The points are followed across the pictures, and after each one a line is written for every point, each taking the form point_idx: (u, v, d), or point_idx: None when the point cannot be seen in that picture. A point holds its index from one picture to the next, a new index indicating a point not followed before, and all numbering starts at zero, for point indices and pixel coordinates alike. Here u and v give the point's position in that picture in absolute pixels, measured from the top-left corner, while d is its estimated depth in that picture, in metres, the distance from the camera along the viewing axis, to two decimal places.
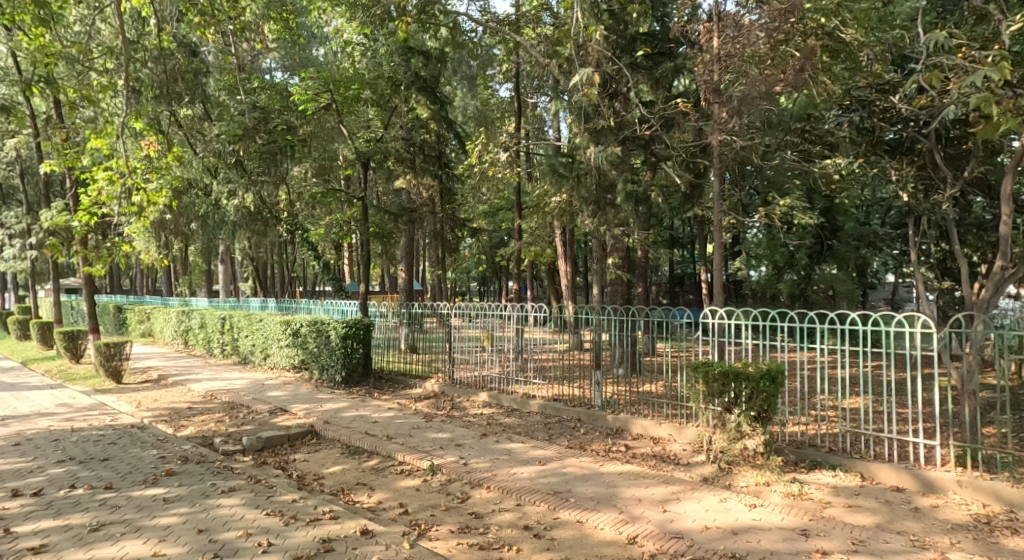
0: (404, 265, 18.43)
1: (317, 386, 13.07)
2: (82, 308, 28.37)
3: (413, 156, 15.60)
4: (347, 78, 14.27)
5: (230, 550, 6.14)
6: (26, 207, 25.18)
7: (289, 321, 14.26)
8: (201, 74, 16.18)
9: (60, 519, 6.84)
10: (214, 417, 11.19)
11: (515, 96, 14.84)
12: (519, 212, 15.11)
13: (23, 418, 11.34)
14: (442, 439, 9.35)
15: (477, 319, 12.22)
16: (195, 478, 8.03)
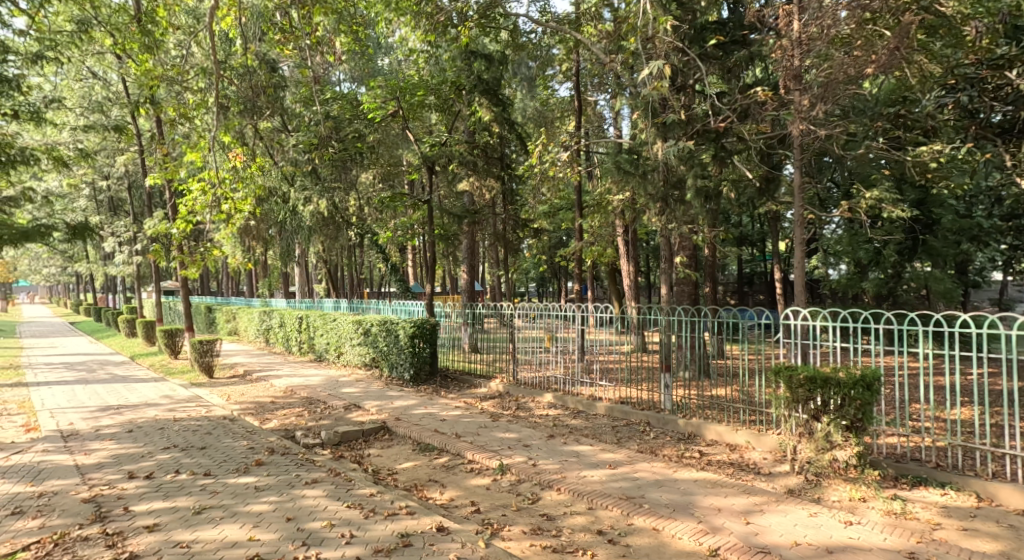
0: (468, 267, 18.28)
1: (388, 383, 13.09)
2: (178, 308, 29.64)
3: (478, 158, 15.51)
4: (413, 84, 13.65)
5: (316, 539, 6.07)
6: (130, 217, 26.53)
7: (360, 320, 14.33)
8: (280, 88, 16.68)
9: (169, 500, 6.96)
10: (295, 411, 11.30)
11: (576, 95, 14.49)
12: (581, 211, 14.72)
13: (133, 407, 11.76)
14: (510, 440, 9.11)
15: (537, 320, 11.87)
16: (281, 468, 8.03)
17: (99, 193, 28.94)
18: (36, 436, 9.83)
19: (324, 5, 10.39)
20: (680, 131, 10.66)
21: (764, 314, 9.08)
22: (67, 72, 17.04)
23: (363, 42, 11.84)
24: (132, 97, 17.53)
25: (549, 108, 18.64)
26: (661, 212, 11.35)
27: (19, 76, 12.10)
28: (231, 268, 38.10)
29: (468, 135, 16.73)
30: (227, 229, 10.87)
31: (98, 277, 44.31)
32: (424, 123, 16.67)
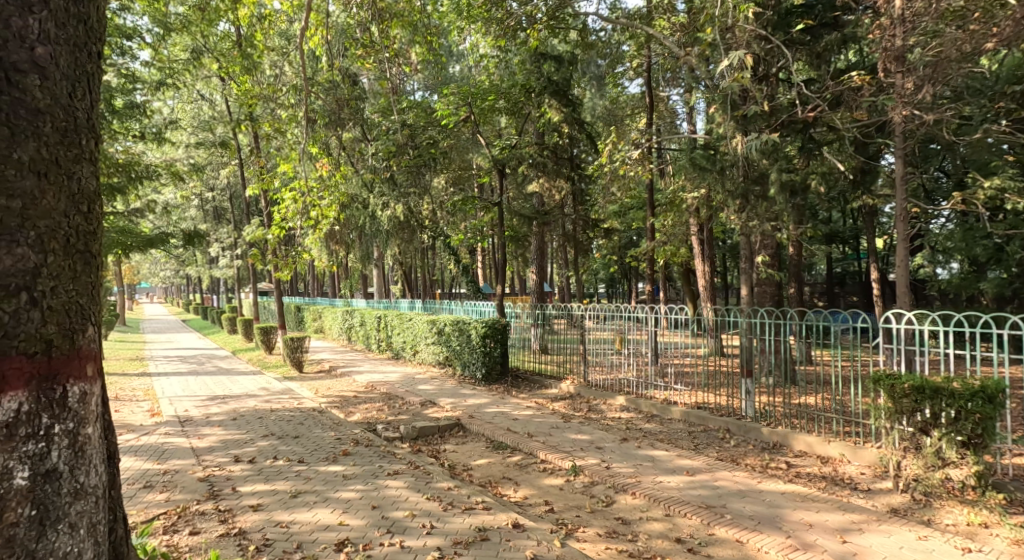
0: (537, 266, 17.90)
1: (460, 382, 12.92)
2: (271, 308, 30.83)
3: (547, 159, 15.36)
4: (483, 89, 13.43)
5: (399, 527, 5.76)
6: (232, 225, 28.00)
7: (434, 320, 14.25)
8: (359, 99, 16.85)
9: (270, 483, 6.92)
10: (376, 405, 11.27)
11: (648, 92, 13.84)
12: (653, 210, 14.09)
13: (236, 397, 12.04)
14: (583, 441, 8.72)
15: (606, 322, 11.43)
16: (365, 459, 7.84)
17: (205, 206, 30.39)
18: (160, 419, 10.23)
19: (402, 18, 9.77)
20: (762, 123, 9.98)
21: (856, 316, 8.22)
22: (181, 97, 17.83)
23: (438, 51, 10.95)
24: (237, 115, 18.13)
25: (619, 106, 17.99)
26: (741, 209, 10.70)
27: (144, 102, 12.71)
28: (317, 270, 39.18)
29: (537, 136, 16.46)
30: (315, 234, 10.44)
31: (204, 278, 46.72)
32: (494, 126, 16.39)
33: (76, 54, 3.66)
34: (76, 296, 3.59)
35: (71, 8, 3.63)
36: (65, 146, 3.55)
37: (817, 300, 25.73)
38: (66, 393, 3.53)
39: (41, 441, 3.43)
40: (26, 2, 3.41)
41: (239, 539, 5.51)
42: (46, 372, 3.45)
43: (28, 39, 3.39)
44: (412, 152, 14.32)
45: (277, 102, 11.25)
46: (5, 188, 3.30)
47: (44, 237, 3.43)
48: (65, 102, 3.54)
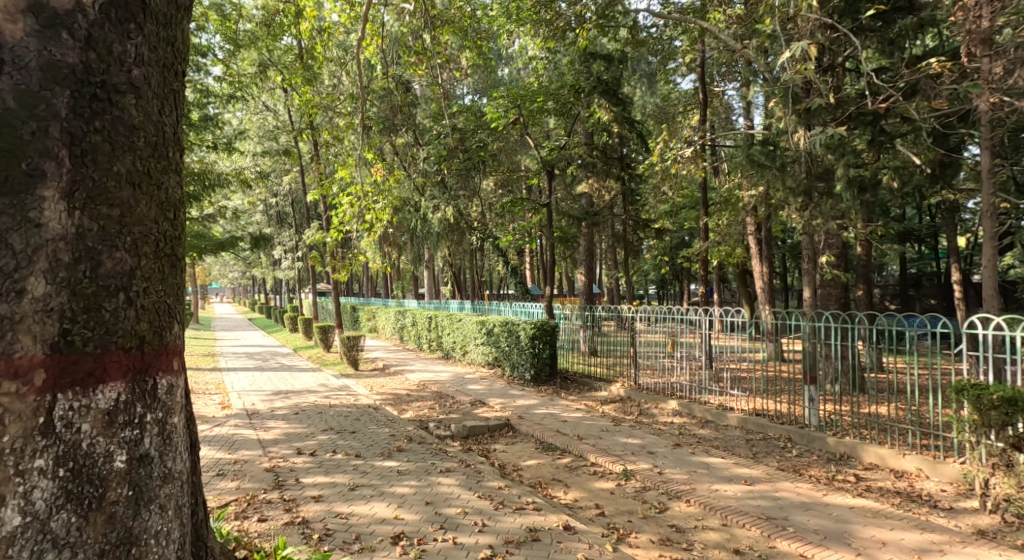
0: (586, 268, 17.46)
1: (509, 383, 12.61)
2: (327, 309, 31.23)
3: (597, 160, 14.93)
4: (533, 91, 13.20)
5: (451, 524, 5.40)
6: (293, 229, 28.55)
7: (483, 320, 13.99)
8: (415, 106, 16.74)
9: (330, 476, 6.73)
10: (426, 404, 11.08)
11: (702, 88, 13.26)
12: (707, 209, 13.51)
13: (297, 392, 12.04)
14: (634, 445, 8.30)
15: (657, 324, 10.96)
16: (419, 455, 7.58)
17: (268, 210, 31.05)
18: (229, 412, 10.29)
19: (454, 25, 9.22)
20: (829, 117, 9.13)
21: (935, 322, 7.47)
22: (247, 108, 18.13)
23: (487, 57, 10.56)
24: (299, 125, 18.25)
25: (671, 103, 17.39)
26: (803, 206, 10.13)
27: (216, 114, 12.87)
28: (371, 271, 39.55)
29: (586, 138, 16.10)
30: (370, 239, 9.92)
31: (266, 279, 47.90)
32: (542, 126, 16.09)
33: (165, 73, 3.08)
34: (167, 294, 3.01)
35: (162, 29, 3.02)
36: (156, 158, 2.99)
37: (887, 303, 24.43)
38: (156, 386, 2.96)
39: (139, 422, 2.88)
40: (122, 24, 2.83)
41: (302, 528, 5.28)
42: (139, 367, 2.87)
43: (126, 59, 2.84)
44: (462, 155, 13.73)
45: (334, 111, 10.86)
46: (103, 195, 2.76)
47: (139, 241, 2.88)
48: (156, 118, 2.98)
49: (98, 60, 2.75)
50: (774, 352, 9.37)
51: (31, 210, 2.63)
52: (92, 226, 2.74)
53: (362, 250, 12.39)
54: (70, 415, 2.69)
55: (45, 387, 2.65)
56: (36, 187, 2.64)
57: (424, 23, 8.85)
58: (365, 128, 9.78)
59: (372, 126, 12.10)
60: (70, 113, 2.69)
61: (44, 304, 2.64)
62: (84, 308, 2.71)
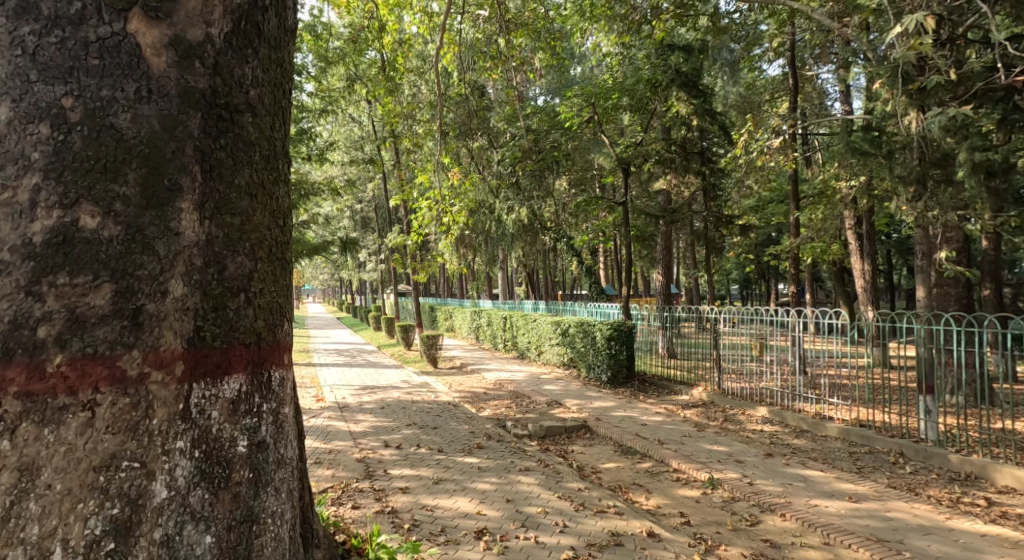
0: (663, 267, 17.20)
1: (585, 384, 12.60)
2: (409, 308, 32.09)
3: (676, 155, 14.69)
4: (607, 88, 12.99)
5: (533, 522, 5.48)
6: (377, 233, 29.51)
7: (558, 321, 14.02)
8: (490, 109, 16.94)
9: (414, 469, 6.95)
10: (504, 403, 11.21)
11: (790, 73, 12.69)
12: (797, 204, 12.94)
13: (381, 388, 12.43)
14: (720, 453, 7.98)
15: (742, 326, 10.57)
16: (498, 454, 7.68)
17: (353, 216, 32.05)
18: (322, 404, 10.78)
19: (528, 27, 9.31)
20: (946, 95, 7.97)
21: None
22: (335, 121, 18.93)
23: (561, 56, 10.47)
24: (382, 134, 18.74)
25: (756, 92, 16.76)
26: (916, 196, 8.93)
27: (311, 129, 13.50)
28: (449, 272, 40.19)
29: (664, 132, 15.75)
30: (448, 241, 10.11)
31: (353, 281, 49.78)
32: (618, 125, 15.97)
33: (277, 94, 2.85)
34: (278, 294, 2.80)
35: (273, 49, 2.79)
36: (269, 171, 2.78)
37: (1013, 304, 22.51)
38: (272, 377, 2.75)
39: (260, 408, 2.68)
40: (239, 45, 2.61)
41: (392, 517, 5.48)
42: (256, 358, 2.67)
43: (245, 81, 2.64)
44: (536, 156, 13.71)
45: (414, 118, 11.03)
46: (227, 204, 2.58)
47: (257, 247, 2.68)
48: (269, 133, 2.77)
49: (223, 83, 2.57)
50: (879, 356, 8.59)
51: (170, 220, 2.44)
52: (218, 233, 2.56)
53: (441, 252, 12.63)
54: (198, 398, 2.49)
55: (178, 373, 2.44)
56: (177, 204, 2.46)
57: (499, 27, 8.95)
58: (443, 133, 9.96)
59: (451, 130, 12.29)
60: (200, 133, 2.51)
61: (180, 304, 2.45)
62: (212, 306, 2.52)
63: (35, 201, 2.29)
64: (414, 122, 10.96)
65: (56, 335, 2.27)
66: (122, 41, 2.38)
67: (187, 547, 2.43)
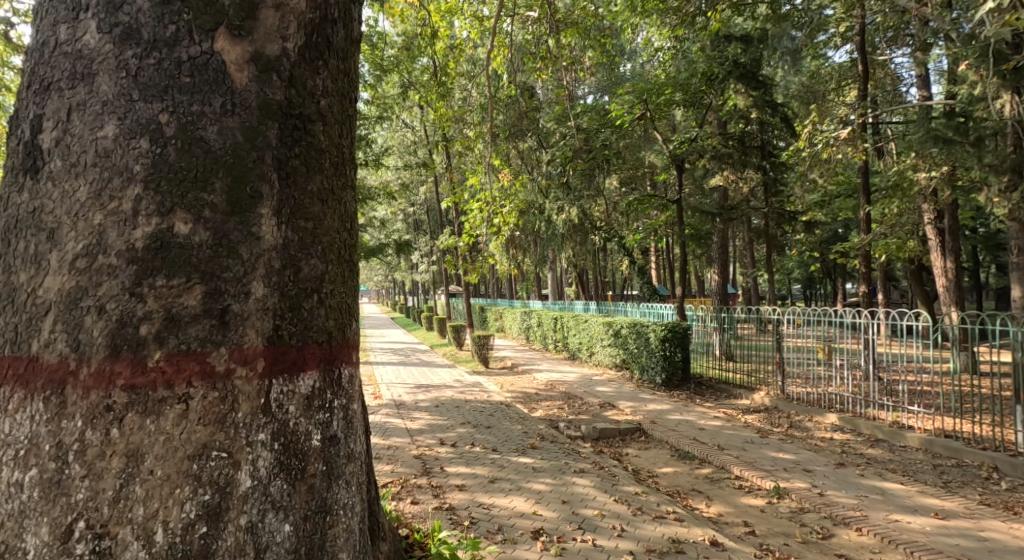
0: (719, 266, 16.93)
1: (639, 386, 12.49)
2: (461, 308, 32.42)
3: (734, 150, 14.15)
4: (659, 83, 12.73)
5: (590, 525, 5.48)
6: (429, 234, 29.86)
7: (610, 322, 13.97)
8: (539, 110, 16.93)
9: (469, 467, 7.04)
10: (557, 403, 11.23)
11: (860, 59, 11.84)
12: (868, 198, 12.12)
13: (435, 387, 12.60)
14: (785, 461, 7.70)
15: (807, 327, 10.20)
16: (552, 454, 7.71)
17: (407, 219, 32.43)
18: (379, 402, 11.00)
19: (578, 26, 9.27)
20: None
21: None
22: (389, 126, 19.25)
23: (611, 53, 10.36)
24: (435, 138, 18.96)
25: (821, 80, 15.78)
26: (1009, 186, 9.15)
27: (367, 135, 13.78)
28: (501, 272, 40.32)
29: (720, 127, 15.42)
30: (500, 242, 10.10)
31: (405, 282, 50.55)
32: (671, 121, 15.74)
33: (345, 103, 2.94)
34: (346, 295, 2.88)
35: (341, 60, 2.89)
36: (337, 176, 2.87)
37: None
38: (341, 374, 2.81)
39: (332, 403, 2.74)
40: (310, 57, 2.71)
41: (450, 514, 5.56)
42: (327, 357, 2.73)
43: (317, 92, 2.74)
44: (586, 155, 13.63)
45: (465, 122, 11.12)
46: (301, 209, 2.66)
47: (327, 250, 2.77)
48: (337, 141, 2.86)
49: (297, 94, 2.66)
50: (968, 361, 8.11)
51: (252, 225, 2.52)
52: (294, 237, 2.63)
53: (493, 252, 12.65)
54: (277, 393, 2.55)
55: (260, 369, 2.51)
56: (258, 210, 2.54)
57: (549, 28, 8.92)
58: (494, 135, 9.96)
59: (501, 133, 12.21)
60: (278, 143, 2.60)
61: (261, 305, 2.52)
62: (289, 306, 2.59)
63: (136, 210, 2.38)
64: (465, 121, 10.97)
65: (155, 333, 2.35)
66: (209, 59, 2.47)
67: (268, 535, 2.48)
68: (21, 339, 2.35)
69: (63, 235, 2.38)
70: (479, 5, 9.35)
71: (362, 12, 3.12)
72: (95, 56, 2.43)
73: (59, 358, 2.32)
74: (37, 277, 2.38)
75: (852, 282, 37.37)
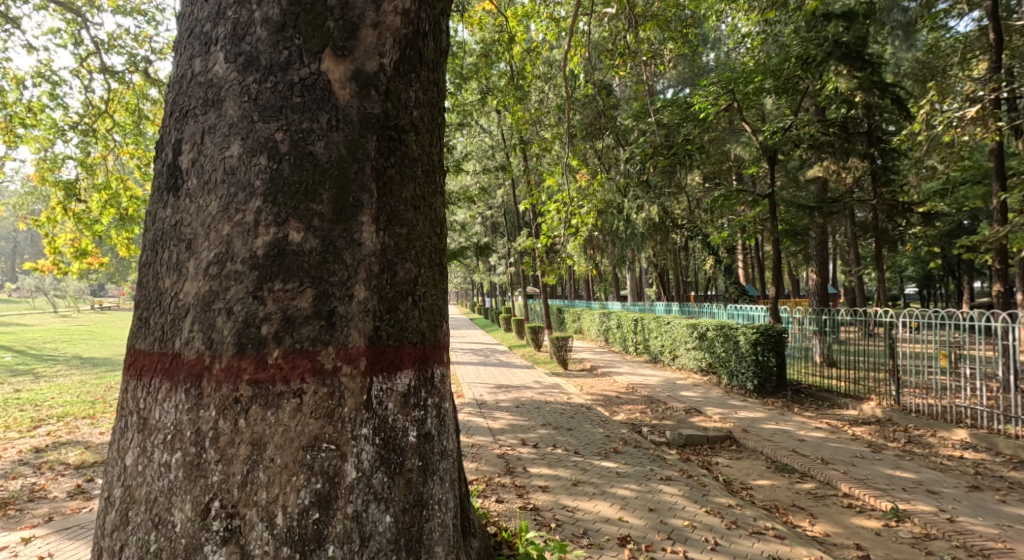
0: (818, 265, 16.26)
1: (727, 392, 12.16)
2: (539, 309, 32.47)
3: (834, 138, 12.50)
4: (747, 71, 12.13)
5: (680, 536, 5.38)
6: (506, 235, 30.04)
7: (695, 324, 13.72)
8: (617, 107, 16.69)
9: (551, 468, 7.08)
10: (639, 407, 11.10)
11: (992, 26, 10.51)
12: (1004, 182, 10.90)
13: (516, 387, 12.70)
14: (905, 480, 7.19)
15: (927, 331, 9.34)
16: (636, 459, 7.65)
17: (485, 222, 32.69)
18: (460, 401, 11.20)
19: (658, 19, 9.04)
20: None
21: None
22: (468, 130, 19.49)
23: (694, 43, 10.03)
24: (512, 140, 18.93)
25: (940, 53, 13.51)
26: None
27: (448, 139, 13.98)
28: (580, 272, 40.01)
29: (818, 113, 14.61)
30: (578, 243, 9.97)
31: (485, 283, 51.04)
32: (760, 109, 15.11)
33: (436, 112, 3.02)
34: (437, 296, 2.95)
35: (431, 70, 2.97)
36: (429, 184, 2.95)
37: None
38: (433, 374, 2.88)
39: (426, 402, 2.82)
40: (403, 71, 2.82)
41: (535, 515, 5.62)
42: (421, 357, 2.81)
43: (410, 104, 2.84)
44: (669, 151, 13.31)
45: (542, 123, 11.13)
46: (396, 216, 2.77)
47: (421, 253, 2.86)
48: (427, 147, 2.94)
49: (393, 107, 2.78)
50: None
51: (354, 232, 2.66)
52: (391, 242, 2.75)
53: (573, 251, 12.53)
54: (377, 390, 2.66)
55: (362, 367, 2.63)
56: (360, 218, 2.67)
57: (628, 23, 8.67)
58: (572, 134, 9.83)
59: (577, 133, 11.98)
60: (376, 154, 2.72)
61: (363, 307, 2.65)
62: (387, 308, 2.70)
63: (257, 221, 2.56)
64: (543, 118, 10.82)
65: (274, 333, 2.53)
66: (317, 79, 2.63)
67: (371, 524, 2.59)
68: (166, 337, 2.58)
69: (198, 244, 2.58)
70: (555, 7, 9.33)
71: (450, 23, 3.19)
72: (223, 84, 2.63)
73: (197, 354, 2.53)
74: (178, 283, 2.59)
75: (978, 280, 34.39)
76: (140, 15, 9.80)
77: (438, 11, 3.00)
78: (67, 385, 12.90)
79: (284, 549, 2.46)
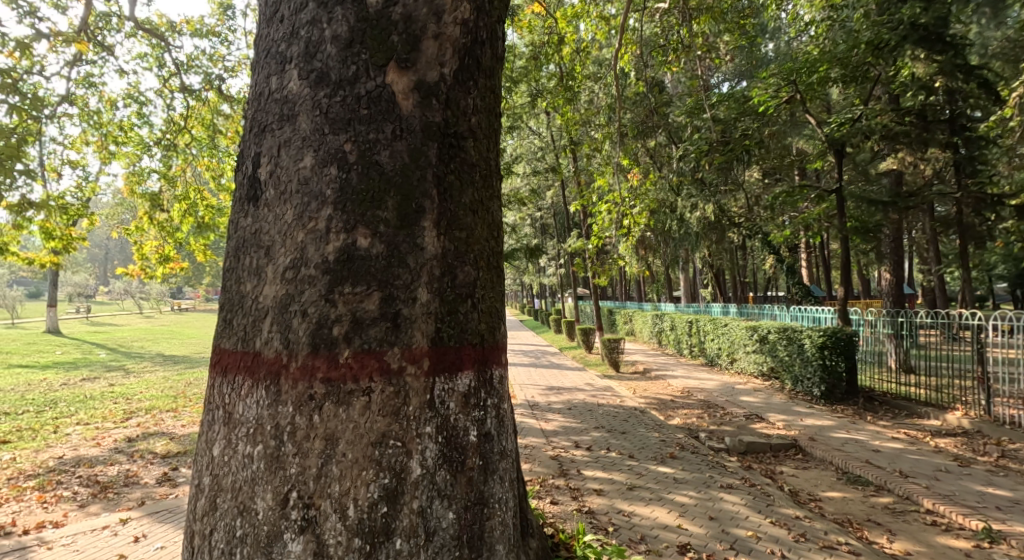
0: (892, 263, 15.64)
1: (792, 397, 11.86)
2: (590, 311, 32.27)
3: (911, 127, 11.92)
4: (810, 61, 11.73)
5: (744, 547, 5.28)
6: (557, 236, 29.95)
7: (755, 327, 13.45)
8: (669, 104, 16.45)
9: (605, 472, 7.05)
10: (695, 412, 10.94)
11: None
12: None
13: (569, 390, 12.66)
14: (998, 498, 6.87)
15: (1021, 335, 8.82)
16: (693, 465, 7.54)
17: (535, 223, 32.64)
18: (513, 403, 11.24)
19: (713, 12, 8.80)
20: None
21: None
22: (518, 131, 19.50)
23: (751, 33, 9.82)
24: (562, 141, 18.85)
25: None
26: None
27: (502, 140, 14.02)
28: (632, 273, 39.60)
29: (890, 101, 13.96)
30: (630, 243, 9.83)
31: (537, 284, 50.99)
32: (823, 100, 14.58)
33: (493, 118, 3.06)
34: (496, 299, 2.98)
35: (488, 76, 3.01)
36: (487, 189, 2.99)
37: None
38: (491, 375, 2.91)
39: (486, 402, 2.86)
40: (462, 79, 2.87)
41: (590, 518, 5.62)
42: (480, 357, 2.85)
43: (469, 111, 2.89)
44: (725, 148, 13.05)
45: (593, 123, 11.06)
46: (456, 221, 2.83)
47: (480, 257, 2.90)
48: (484, 153, 2.98)
49: (453, 115, 2.84)
50: None
51: (418, 237, 2.73)
52: (451, 246, 2.80)
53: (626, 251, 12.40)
54: (440, 390, 2.72)
55: (426, 368, 2.69)
56: (422, 223, 2.74)
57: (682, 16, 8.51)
58: (622, 134, 9.73)
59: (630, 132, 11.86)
60: (438, 161, 2.79)
61: (426, 309, 2.71)
62: (448, 310, 2.76)
63: (329, 227, 2.66)
64: (594, 116, 10.73)
65: (345, 334, 2.62)
66: (382, 91, 2.71)
67: (435, 520, 2.65)
68: (248, 337, 2.69)
69: (276, 250, 2.69)
70: (604, 6, 9.28)
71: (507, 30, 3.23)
72: (297, 99, 2.73)
73: (275, 352, 2.63)
74: (258, 286, 2.70)
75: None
76: (214, 36, 10.19)
77: (495, 19, 3.03)
78: (149, 380, 13.53)
79: (355, 540, 2.54)
